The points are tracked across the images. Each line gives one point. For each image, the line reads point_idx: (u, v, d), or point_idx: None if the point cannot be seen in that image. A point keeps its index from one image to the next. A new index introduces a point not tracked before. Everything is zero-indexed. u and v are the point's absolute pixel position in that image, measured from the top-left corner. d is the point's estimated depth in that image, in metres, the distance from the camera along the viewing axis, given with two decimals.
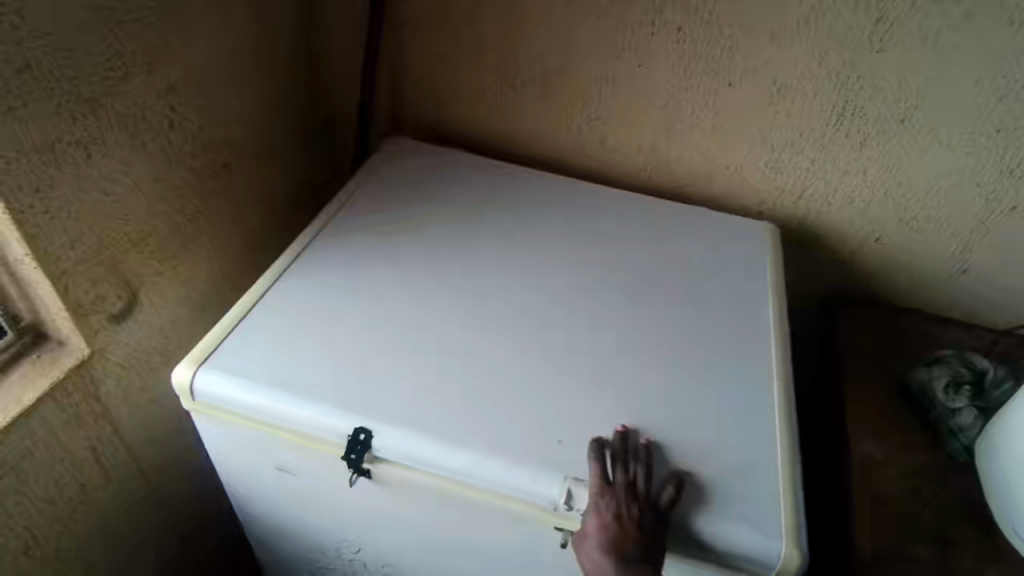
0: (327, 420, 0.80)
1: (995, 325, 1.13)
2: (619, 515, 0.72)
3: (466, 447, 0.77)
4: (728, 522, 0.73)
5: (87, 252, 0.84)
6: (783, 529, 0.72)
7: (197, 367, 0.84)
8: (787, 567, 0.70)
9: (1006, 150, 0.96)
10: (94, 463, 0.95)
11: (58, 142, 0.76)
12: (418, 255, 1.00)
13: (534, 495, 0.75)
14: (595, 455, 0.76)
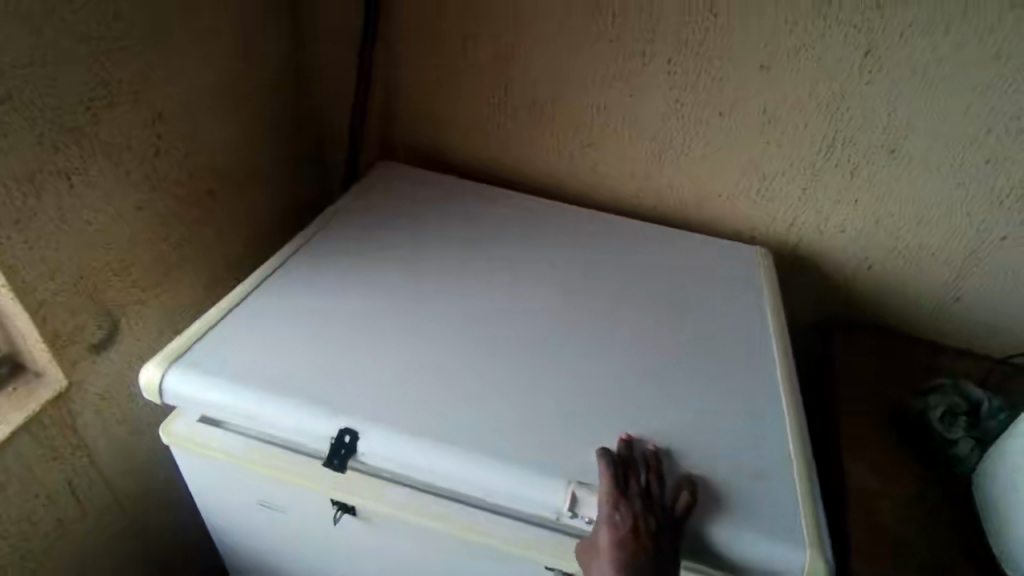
0: (315, 424, 0.78)
1: (991, 353, 1.13)
2: (636, 527, 0.68)
3: (456, 455, 0.75)
4: (747, 533, 0.70)
5: (67, 282, 0.82)
6: (806, 537, 0.69)
7: (167, 367, 0.82)
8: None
9: (997, 181, 0.96)
10: (71, 497, 0.92)
11: (39, 171, 0.75)
12: (398, 287, 0.96)
13: (537, 505, 0.74)
14: (604, 462, 0.72)
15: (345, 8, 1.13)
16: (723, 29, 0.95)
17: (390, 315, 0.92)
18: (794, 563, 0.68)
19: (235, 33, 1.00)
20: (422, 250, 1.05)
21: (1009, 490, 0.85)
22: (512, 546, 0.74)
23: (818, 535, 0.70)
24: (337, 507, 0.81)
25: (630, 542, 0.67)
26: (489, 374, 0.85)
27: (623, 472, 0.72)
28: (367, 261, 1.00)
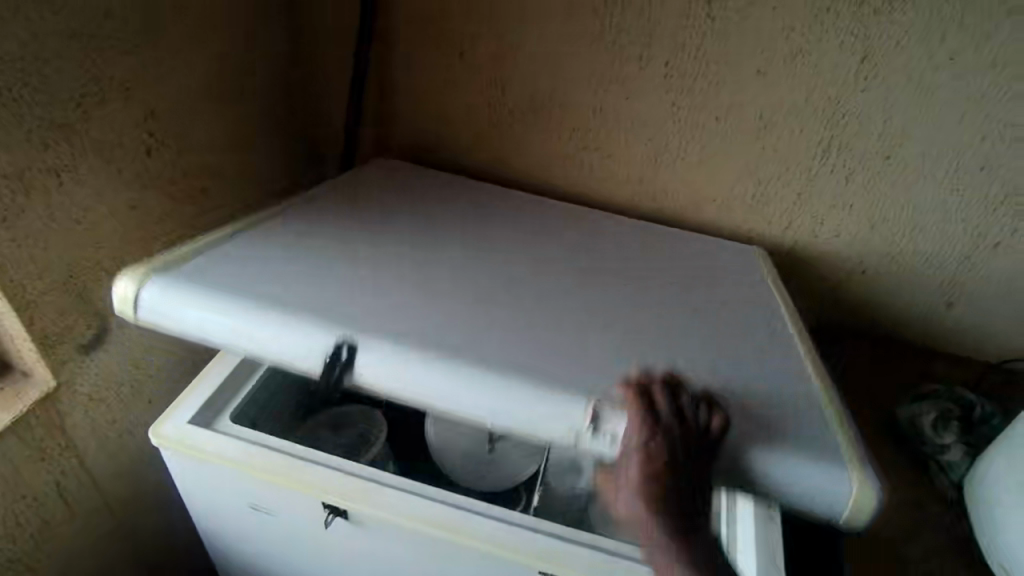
0: (312, 337, 0.75)
1: (983, 358, 1.14)
2: (673, 450, 0.64)
3: (469, 374, 0.72)
4: (787, 462, 0.68)
5: (55, 281, 0.81)
6: (852, 467, 0.67)
7: (148, 280, 0.78)
8: (859, 499, 0.66)
9: (992, 188, 0.97)
10: (58, 499, 0.90)
11: (28, 169, 0.74)
12: (402, 260, 0.90)
13: (554, 426, 0.70)
14: (634, 391, 0.68)
15: (341, 10, 1.13)
16: (720, 32, 0.95)
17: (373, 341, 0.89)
18: (839, 492, 0.67)
19: (229, 31, 0.99)
20: (407, 232, 0.99)
21: (1003, 491, 0.85)
22: (504, 551, 0.74)
23: (863, 465, 0.68)
24: (329, 511, 0.80)
25: (662, 469, 0.63)
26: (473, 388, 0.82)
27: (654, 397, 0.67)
28: (367, 230, 0.97)
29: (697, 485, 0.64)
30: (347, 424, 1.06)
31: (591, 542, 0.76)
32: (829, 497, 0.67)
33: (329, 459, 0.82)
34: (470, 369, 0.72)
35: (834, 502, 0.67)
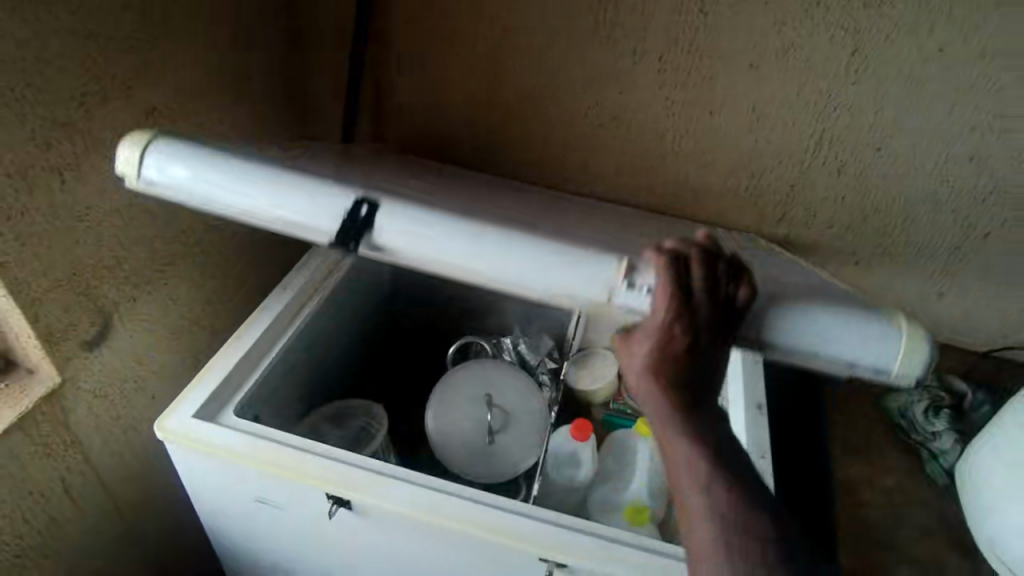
0: (330, 200, 0.65)
1: (972, 346, 1.16)
2: (693, 328, 0.55)
3: (511, 238, 0.63)
4: (825, 327, 0.59)
5: (58, 279, 0.82)
6: (903, 328, 0.58)
7: (145, 145, 0.68)
8: (891, 350, 0.58)
9: (979, 178, 0.99)
10: (64, 495, 0.92)
11: (32, 168, 0.75)
12: (400, 182, 0.82)
13: (586, 284, 0.61)
14: (662, 257, 0.57)
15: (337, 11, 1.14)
16: (713, 27, 0.96)
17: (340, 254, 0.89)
18: (885, 360, 0.59)
19: (227, 29, 1.00)
20: (394, 171, 0.91)
21: (988, 475, 0.89)
22: (504, 538, 0.77)
23: (902, 319, 0.60)
24: (332, 502, 0.82)
25: (681, 353, 0.55)
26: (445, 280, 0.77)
27: (686, 266, 0.56)
28: (371, 165, 0.92)
29: (716, 371, 0.57)
30: (349, 418, 1.09)
31: (588, 529, 0.79)
32: (871, 365, 0.59)
33: (335, 452, 0.84)
34: (499, 230, 0.63)
35: (879, 367, 0.59)
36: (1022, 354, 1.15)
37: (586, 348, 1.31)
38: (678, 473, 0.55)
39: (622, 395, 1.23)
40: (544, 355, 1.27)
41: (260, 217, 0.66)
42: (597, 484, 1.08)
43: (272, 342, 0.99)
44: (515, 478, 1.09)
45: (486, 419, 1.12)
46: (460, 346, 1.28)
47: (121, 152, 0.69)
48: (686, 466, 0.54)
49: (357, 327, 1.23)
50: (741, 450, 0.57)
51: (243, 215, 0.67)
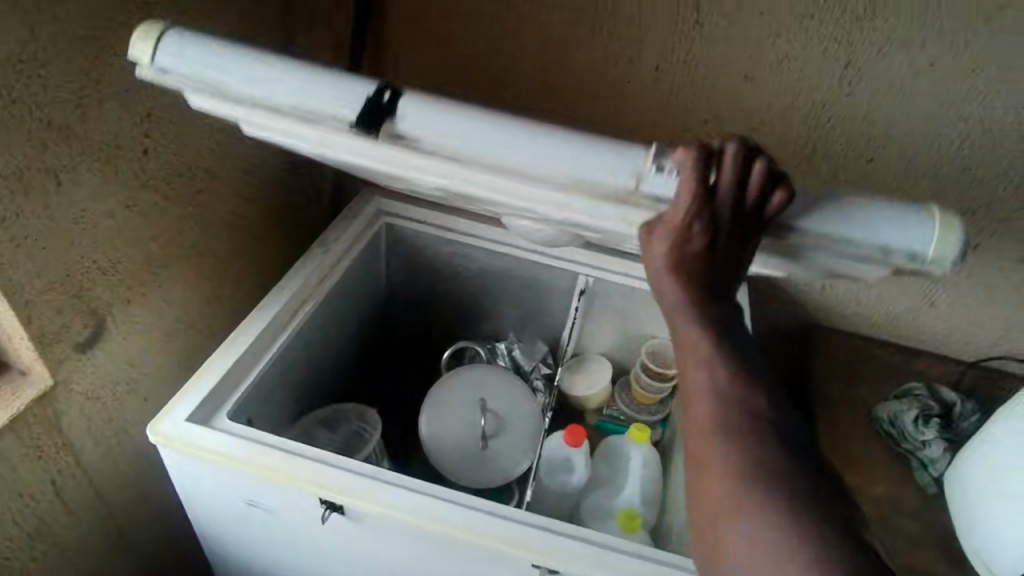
0: (347, 87, 0.69)
1: (960, 356, 1.18)
2: (714, 232, 0.61)
3: (517, 127, 0.68)
4: (864, 218, 0.70)
5: (51, 280, 0.82)
6: (934, 219, 0.69)
7: (161, 37, 0.71)
8: (919, 246, 0.69)
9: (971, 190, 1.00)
10: (55, 498, 0.91)
11: (27, 169, 0.75)
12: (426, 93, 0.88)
13: (614, 172, 0.66)
14: (695, 160, 0.61)
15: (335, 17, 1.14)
16: (708, 37, 0.97)
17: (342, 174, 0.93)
18: (917, 243, 0.69)
19: None
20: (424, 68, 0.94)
21: (982, 483, 0.91)
22: (496, 543, 0.77)
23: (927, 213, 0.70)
24: (326, 506, 0.81)
25: (701, 242, 0.61)
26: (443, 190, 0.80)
27: (718, 159, 0.62)
28: None
29: (732, 263, 0.62)
30: (341, 422, 1.09)
31: (578, 535, 0.79)
32: (908, 248, 0.70)
33: (325, 455, 0.84)
34: (517, 121, 0.68)
35: (913, 252, 0.70)
36: (1009, 364, 1.16)
37: (581, 352, 1.31)
38: (685, 352, 0.59)
39: (615, 401, 1.24)
40: (539, 360, 1.27)
41: (278, 108, 0.70)
42: (590, 489, 1.10)
43: (267, 345, 0.98)
44: (508, 483, 1.09)
45: (480, 423, 1.12)
46: (455, 350, 1.29)
47: (135, 45, 0.72)
48: (692, 342, 0.58)
49: (352, 332, 1.23)
50: (749, 341, 0.60)
51: (261, 105, 0.70)
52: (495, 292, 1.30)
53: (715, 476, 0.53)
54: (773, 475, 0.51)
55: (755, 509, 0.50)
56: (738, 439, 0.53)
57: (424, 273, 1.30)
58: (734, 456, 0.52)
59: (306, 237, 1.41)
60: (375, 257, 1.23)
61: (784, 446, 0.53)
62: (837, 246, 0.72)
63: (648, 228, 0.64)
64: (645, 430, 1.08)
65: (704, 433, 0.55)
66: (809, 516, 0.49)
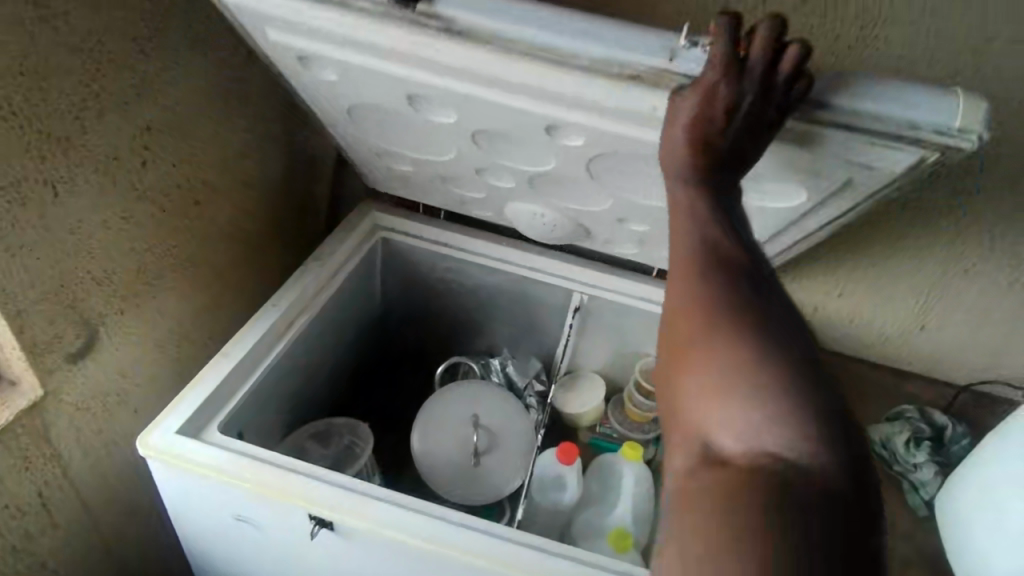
0: None
1: (953, 380, 1.21)
2: (734, 106, 0.59)
3: (547, 12, 0.63)
4: (884, 91, 0.59)
5: (45, 291, 0.81)
6: (961, 97, 0.59)
7: None
8: (945, 126, 0.59)
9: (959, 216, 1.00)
10: (41, 510, 0.90)
11: (25, 180, 0.75)
12: None
13: (648, 54, 0.61)
14: (731, 27, 0.58)
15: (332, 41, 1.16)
16: None
17: (355, 109, 0.92)
18: (941, 119, 0.59)
19: (230, 37, 1.00)
20: None
21: (972, 508, 0.92)
22: (486, 561, 0.77)
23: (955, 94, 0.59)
24: (315, 522, 0.81)
25: (723, 109, 0.60)
26: (458, 96, 0.76)
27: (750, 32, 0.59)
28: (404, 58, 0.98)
29: (744, 142, 0.62)
30: (333, 436, 1.08)
31: (568, 554, 0.79)
32: (930, 125, 0.59)
33: (316, 470, 0.84)
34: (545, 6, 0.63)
35: (937, 133, 0.59)
36: (999, 388, 1.19)
37: (574, 369, 1.32)
38: (687, 217, 0.62)
39: (608, 419, 1.25)
40: (532, 377, 1.28)
41: None
42: (581, 507, 1.10)
43: (262, 355, 0.98)
44: (500, 500, 1.09)
45: (471, 440, 1.11)
46: (449, 365, 1.29)
47: None
48: (687, 210, 0.62)
49: (345, 346, 1.23)
50: (742, 219, 0.64)
51: None
52: (489, 308, 1.30)
53: (697, 319, 0.55)
54: (756, 326, 0.53)
55: (729, 351, 0.52)
56: (718, 290, 0.56)
57: (419, 288, 1.31)
58: (722, 306, 0.55)
59: (303, 249, 1.42)
60: (370, 272, 1.24)
61: (771, 307, 0.56)
62: (850, 131, 0.62)
63: (672, 94, 0.63)
64: (638, 448, 1.08)
65: (688, 282, 0.58)
66: (784, 366, 0.51)
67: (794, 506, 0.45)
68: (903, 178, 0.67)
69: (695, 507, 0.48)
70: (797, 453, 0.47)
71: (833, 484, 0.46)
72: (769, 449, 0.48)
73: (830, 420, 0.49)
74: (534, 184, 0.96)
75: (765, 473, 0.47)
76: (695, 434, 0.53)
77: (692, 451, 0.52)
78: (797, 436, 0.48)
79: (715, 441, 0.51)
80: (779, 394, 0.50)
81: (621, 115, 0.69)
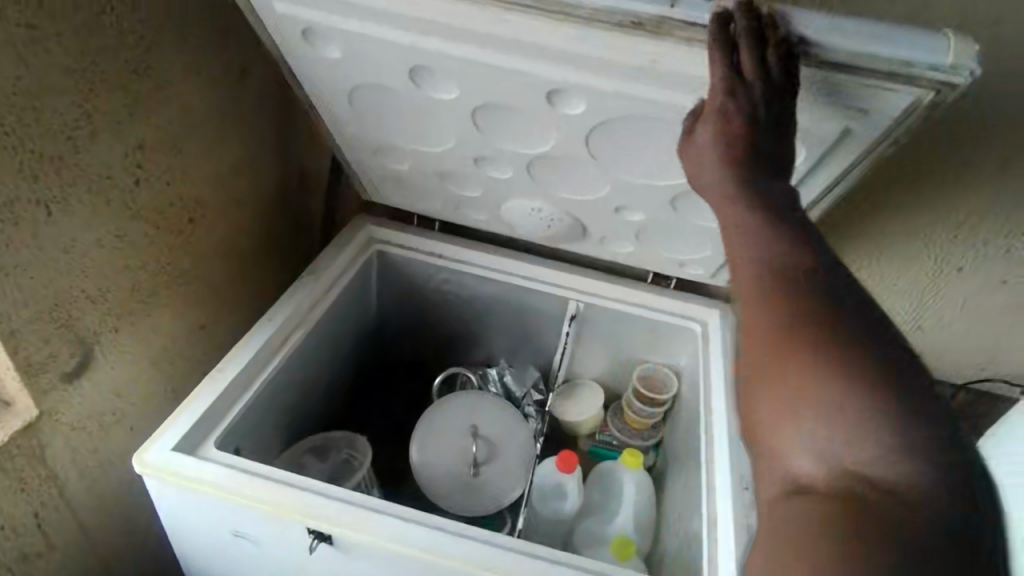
0: None
1: (951, 379, 1.23)
2: (752, 112, 0.61)
3: None
4: (882, 26, 0.60)
5: (39, 311, 0.81)
6: (950, 39, 0.59)
7: None
8: (939, 65, 0.59)
9: (959, 195, 0.98)
10: (37, 531, 0.90)
11: (18, 200, 0.75)
12: None
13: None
14: (717, 44, 0.61)
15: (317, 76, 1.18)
16: None
17: (353, 91, 0.92)
18: (936, 57, 0.59)
19: (227, 47, 1.01)
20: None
21: None
22: (487, 571, 0.76)
23: (945, 37, 0.60)
24: (314, 536, 0.80)
25: (740, 121, 0.61)
26: (455, 60, 0.76)
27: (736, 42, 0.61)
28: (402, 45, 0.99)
29: (779, 146, 0.63)
30: (330, 450, 1.07)
31: (570, 562, 0.78)
32: (924, 62, 0.59)
33: (314, 484, 0.83)
34: None
35: (931, 71, 0.59)
36: (995, 386, 1.21)
37: (572, 378, 1.32)
38: (738, 225, 0.60)
39: (607, 427, 1.25)
40: (530, 387, 1.28)
41: None
42: (583, 516, 1.10)
43: (258, 370, 0.98)
44: (500, 512, 1.09)
45: (471, 450, 1.11)
46: (446, 377, 1.29)
47: None
48: (740, 216, 0.60)
49: (341, 360, 1.23)
50: (808, 218, 0.61)
51: None
52: (486, 318, 1.30)
53: (760, 336, 0.55)
54: (831, 339, 0.51)
55: (796, 364, 0.52)
56: (776, 298, 0.54)
57: (415, 300, 1.31)
58: (787, 317, 0.53)
59: (296, 264, 1.42)
60: (365, 286, 1.24)
61: (841, 305, 0.53)
62: (853, 73, 0.62)
63: (688, 132, 0.67)
64: (638, 455, 1.07)
65: (749, 292, 0.57)
66: (870, 378, 0.49)
67: (884, 530, 0.44)
68: (903, 124, 0.67)
69: (777, 533, 0.48)
70: (886, 476, 0.47)
71: (932, 504, 0.45)
72: (856, 473, 0.48)
73: (928, 433, 0.47)
74: (532, 173, 0.97)
75: (852, 498, 0.47)
76: (773, 459, 0.53)
77: (772, 479, 0.52)
78: (878, 448, 0.47)
79: (794, 468, 0.51)
80: (865, 411, 0.48)
81: (621, 70, 0.70)
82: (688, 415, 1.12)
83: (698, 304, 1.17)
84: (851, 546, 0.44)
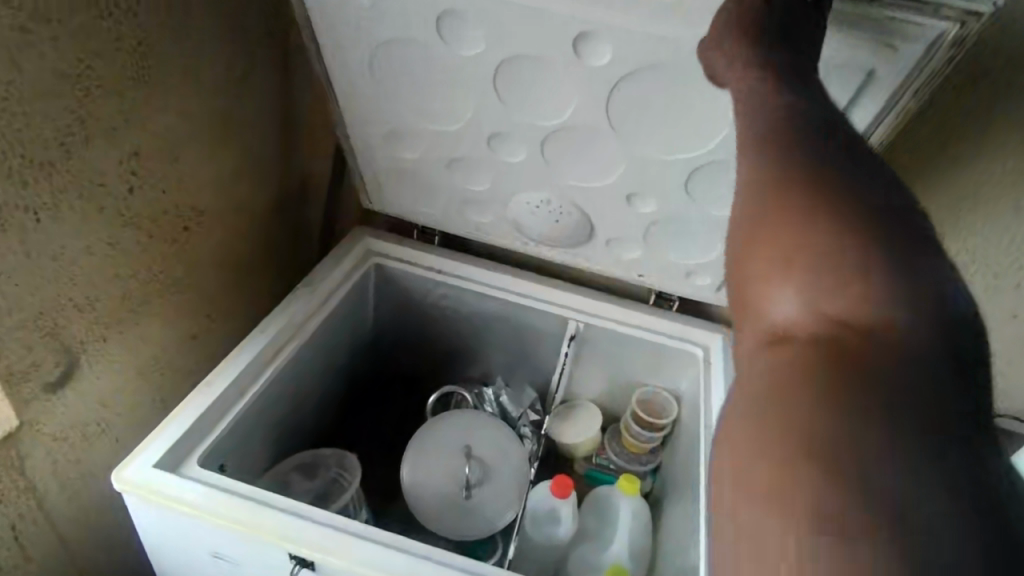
0: None
1: None
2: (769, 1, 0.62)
3: None
4: None
5: (24, 318, 0.79)
6: None
7: None
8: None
9: (997, 150, 0.89)
10: (13, 543, 0.87)
11: (4, 207, 0.73)
12: None
13: None
14: None
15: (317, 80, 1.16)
16: None
17: (382, 47, 0.88)
18: None
19: (230, 45, 0.99)
20: None
21: None
22: None
23: None
24: (296, 561, 0.78)
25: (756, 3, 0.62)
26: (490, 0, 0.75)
27: None
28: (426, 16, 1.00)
29: (795, 37, 0.61)
30: (319, 467, 1.05)
31: None
32: None
33: (299, 506, 0.80)
34: None
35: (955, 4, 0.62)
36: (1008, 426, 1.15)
37: (570, 399, 1.29)
38: (744, 99, 0.58)
39: (604, 450, 1.21)
40: (526, 407, 1.26)
41: None
42: (576, 542, 1.06)
43: (248, 385, 0.95)
44: (493, 537, 1.07)
45: (464, 471, 1.08)
46: (442, 395, 1.26)
47: None
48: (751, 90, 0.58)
49: (335, 373, 1.20)
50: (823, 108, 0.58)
51: None
52: (484, 333, 1.28)
53: (752, 192, 0.53)
54: (827, 190, 0.50)
55: (786, 213, 0.50)
56: (773, 151, 0.53)
57: (413, 314, 1.28)
58: (780, 173, 0.52)
59: (293, 275, 1.40)
60: (362, 299, 1.21)
61: (839, 161, 0.52)
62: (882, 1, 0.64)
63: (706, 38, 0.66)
64: (634, 481, 1.05)
65: (745, 151, 0.55)
66: (857, 226, 0.48)
67: (866, 373, 0.43)
68: (929, 63, 0.67)
69: (756, 383, 0.47)
70: (874, 318, 0.45)
71: (915, 346, 0.44)
72: (839, 320, 0.47)
73: (916, 277, 0.46)
74: (545, 153, 0.95)
75: (835, 343, 0.46)
76: (755, 309, 0.51)
77: (753, 329, 0.51)
78: (868, 290, 0.46)
79: (775, 314, 0.50)
80: (853, 256, 0.47)
81: (649, 7, 0.71)
82: (689, 439, 1.09)
83: (699, 328, 1.14)
84: (834, 395, 0.43)
